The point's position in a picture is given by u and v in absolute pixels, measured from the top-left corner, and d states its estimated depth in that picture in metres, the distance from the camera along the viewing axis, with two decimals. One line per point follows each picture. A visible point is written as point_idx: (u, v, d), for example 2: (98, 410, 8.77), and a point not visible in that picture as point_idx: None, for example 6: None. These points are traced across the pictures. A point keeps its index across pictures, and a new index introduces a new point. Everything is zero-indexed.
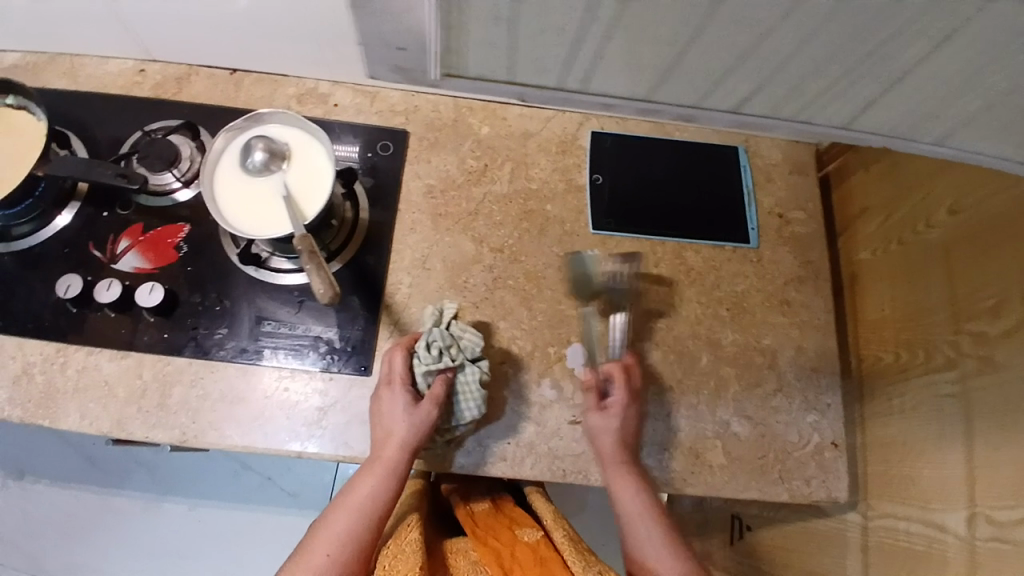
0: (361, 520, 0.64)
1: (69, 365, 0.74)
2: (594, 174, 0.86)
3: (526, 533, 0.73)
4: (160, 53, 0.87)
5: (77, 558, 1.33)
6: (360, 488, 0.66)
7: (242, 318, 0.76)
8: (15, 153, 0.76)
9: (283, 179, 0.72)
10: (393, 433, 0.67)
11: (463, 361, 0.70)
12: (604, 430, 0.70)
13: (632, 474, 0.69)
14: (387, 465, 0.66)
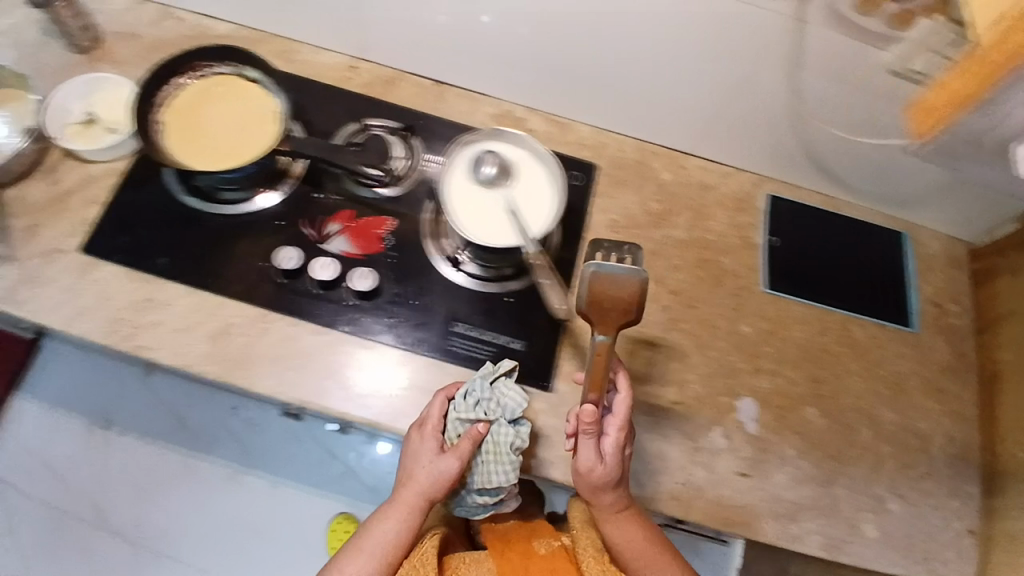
0: (390, 551, 0.76)
1: (270, 331, 0.78)
2: (771, 236, 0.89)
3: (543, 543, 0.83)
4: (377, 53, 0.92)
5: (149, 514, 1.32)
6: (381, 524, 0.76)
7: (437, 316, 0.80)
8: (250, 124, 0.80)
9: (508, 195, 0.76)
10: (411, 480, 0.74)
11: (498, 419, 0.72)
12: (602, 489, 0.71)
13: (632, 522, 0.75)
14: (410, 505, 0.75)
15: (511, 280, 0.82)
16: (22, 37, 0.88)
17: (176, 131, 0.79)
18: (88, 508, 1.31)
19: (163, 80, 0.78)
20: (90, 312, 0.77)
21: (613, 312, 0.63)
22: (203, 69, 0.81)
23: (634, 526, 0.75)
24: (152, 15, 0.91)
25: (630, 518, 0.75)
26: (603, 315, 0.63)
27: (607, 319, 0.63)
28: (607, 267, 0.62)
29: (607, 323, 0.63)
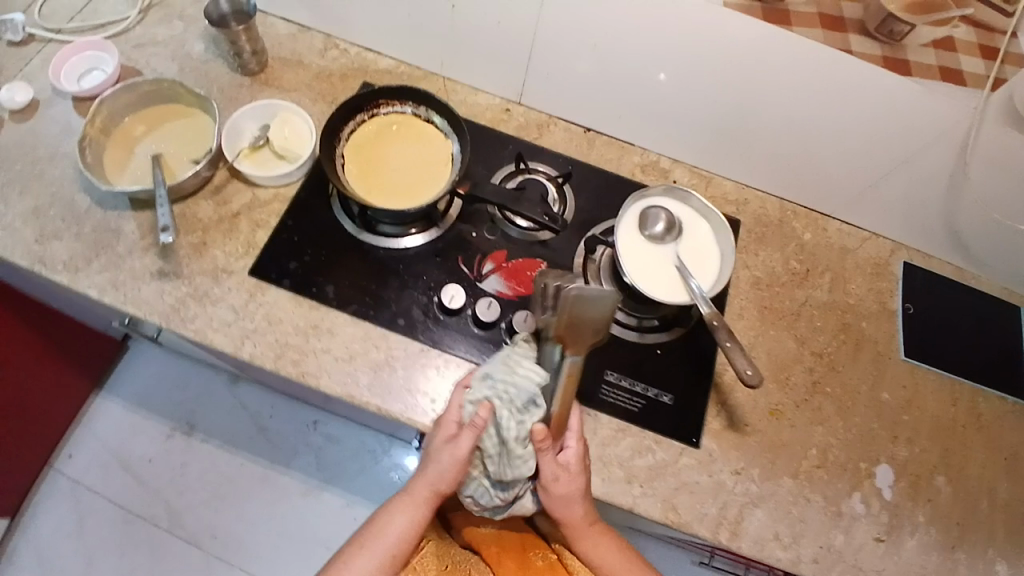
0: (390, 551, 0.73)
1: (428, 366, 0.79)
2: (905, 303, 0.92)
3: (539, 555, 0.78)
4: (534, 98, 0.95)
5: (224, 522, 1.30)
6: (398, 518, 0.73)
7: (587, 363, 0.80)
8: (422, 163, 0.83)
9: (678, 253, 0.77)
10: (428, 479, 0.72)
11: (506, 403, 0.66)
12: (571, 501, 0.72)
13: (597, 531, 0.76)
14: (422, 504, 0.72)
15: (658, 332, 0.82)
16: (188, 53, 0.93)
17: (353, 164, 0.82)
18: (161, 514, 1.29)
19: (347, 114, 0.82)
20: (258, 335, 0.79)
21: (581, 333, 0.60)
22: (382, 107, 0.84)
23: (597, 535, 0.76)
24: (319, 44, 0.97)
25: (598, 535, 0.76)
26: (576, 335, 0.61)
27: (582, 337, 0.61)
28: (585, 288, 0.58)
29: (577, 342, 0.61)
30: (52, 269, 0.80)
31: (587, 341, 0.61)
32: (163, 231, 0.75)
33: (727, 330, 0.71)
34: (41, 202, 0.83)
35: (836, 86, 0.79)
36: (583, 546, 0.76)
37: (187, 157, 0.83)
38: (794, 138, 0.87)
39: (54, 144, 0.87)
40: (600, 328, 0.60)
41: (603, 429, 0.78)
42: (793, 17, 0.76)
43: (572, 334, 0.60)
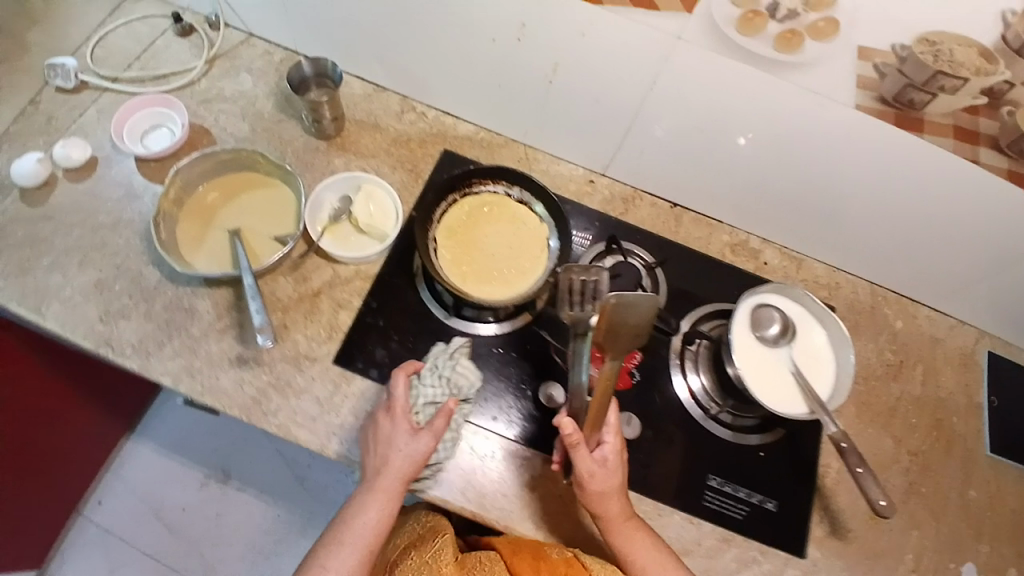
0: (362, 552, 0.64)
1: (523, 469, 0.74)
2: (990, 397, 0.89)
3: (556, 549, 0.67)
4: (622, 171, 0.90)
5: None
6: (366, 515, 0.65)
7: (689, 468, 0.77)
8: (518, 249, 0.78)
9: (793, 357, 0.74)
10: (401, 463, 0.66)
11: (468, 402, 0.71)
12: (605, 493, 0.67)
13: (631, 525, 0.68)
14: (392, 494, 0.66)
15: (755, 433, 0.80)
16: (259, 112, 0.87)
17: (446, 246, 0.77)
18: (192, 567, 1.23)
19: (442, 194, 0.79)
20: (345, 431, 0.73)
21: (618, 338, 0.64)
22: (478, 186, 0.81)
23: (631, 533, 0.68)
24: (395, 106, 0.91)
25: (631, 531, 0.68)
26: (614, 339, 0.64)
27: (620, 341, 0.64)
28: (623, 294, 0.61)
29: (615, 347, 0.64)
30: (120, 353, 0.73)
31: (625, 344, 0.64)
32: (261, 334, 0.71)
33: (858, 453, 0.68)
34: (105, 275, 0.77)
35: (947, 184, 0.73)
36: (619, 540, 0.67)
37: (271, 238, 0.77)
38: (893, 227, 0.82)
39: (117, 208, 0.80)
40: (640, 333, 0.63)
41: (707, 539, 0.75)
42: (925, 125, 0.68)
43: (611, 338, 0.64)
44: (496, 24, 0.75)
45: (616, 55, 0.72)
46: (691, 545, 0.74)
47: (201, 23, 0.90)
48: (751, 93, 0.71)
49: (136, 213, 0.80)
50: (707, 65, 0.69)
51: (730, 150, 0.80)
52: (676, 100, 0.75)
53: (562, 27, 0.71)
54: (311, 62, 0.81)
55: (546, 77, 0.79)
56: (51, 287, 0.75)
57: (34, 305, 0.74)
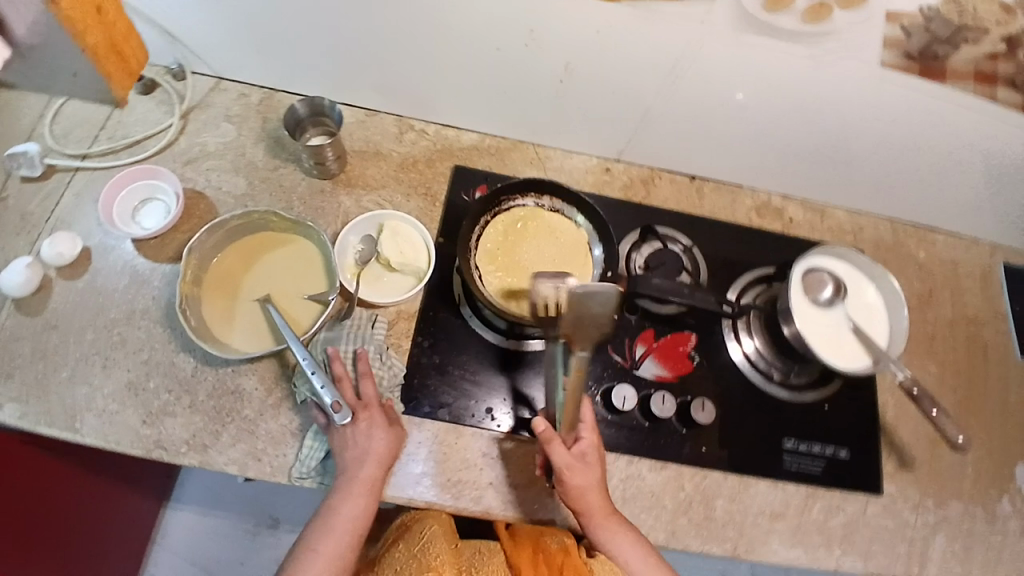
0: (342, 545, 0.63)
1: (612, 473, 0.75)
2: (1013, 305, 0.93)
3: (555, 539, 0.74)
4: (637, 154, 0.88)
5: None
6: (345, 509, 0.63)
7: (764, 436, 0.79)
8: (564, 259, 0.76)
9: (849, 314, 0.76)
10: (369, 453, 0.65)
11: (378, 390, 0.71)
12: (587, 488, 0.66)
13: (614, 519, 0.67)
14: (371, 487, 0.65)
15: (817, 388, 0.83)
16: (251, 162, 0.81)
17: (490, 270, 0.75)
18: None
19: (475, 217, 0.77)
20: (429, 479, 0.71)
21: (587, 328, 0.57)
22: (507, 202, 0.79)
23: (617, 527, 0.67)
24: (392, 128, 0.87)
25: (615, 523, 0.67)
26: (582, 332, 0.57)
27: (590, 333, 0.57)
28: (589, 285, 0.54)
29: (585, 339, 0.57)
30: (176, 454, 0.68)
31: (596, 334, 0.57)
32: (337, 413, 0.65)
33: (930, 397, 0.71)
34: (135, 373, 0.71)
35: (964, 118, 0.75)
36: (603, 533, 0.67)
37: (305, 297, 0.73)
38: (909, 166, 0.84)
39: (127, 299, 0.74)
40: (605, 323, 0.57)
41: (795, 499, 0.78)
42: (948, 74, 0.69)
43: (581, 330, 0.57)
44: (503, 32, 0.71)
45: (635, 49, 0.71)
46: (782, 509, 0.77)
47: (163, 75, 0.83)
48: (776, 66, 0.70)
49: (149, 299, 0.74)
50: (730, 43, 0.68)
51: (750, 120, 0.80)
52: (697, 80, 0.74)
53: (575, 27, 0.69)
54: (305, 102, 0.77)
55: (557, 76, 0.77)
56: (81, 400, 0.69)
57: (67, 423, 0.68)
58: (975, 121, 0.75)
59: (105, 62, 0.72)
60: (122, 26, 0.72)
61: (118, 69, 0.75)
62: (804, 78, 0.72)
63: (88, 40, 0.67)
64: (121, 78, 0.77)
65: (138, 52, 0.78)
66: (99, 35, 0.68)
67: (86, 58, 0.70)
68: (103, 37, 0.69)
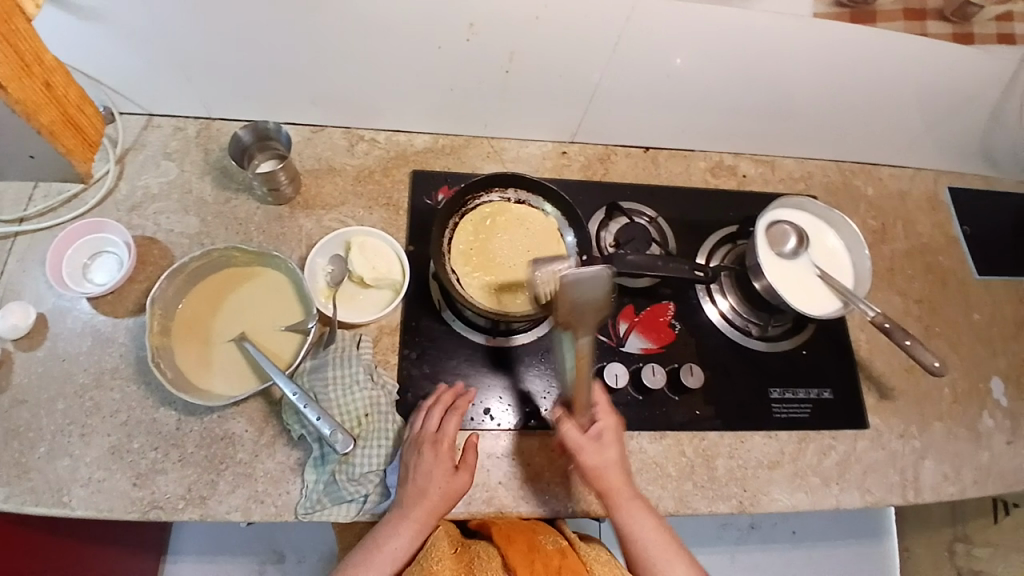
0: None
1: None
2: (962, 227, 0.98)
3: (549, 540, 0.65)
4: (590, 134, 0.89)
5: None
6: (397, 542, 0.64)
7: (752, 390, 0.82)
8: (538, 249, 0.76)
9: (814, 261, 0.79)
10: (429, 490, 0.65)
11: (378, 407, 0.70)
12: (605, 466, 0.68)
13: (635, 501, 0.68)
14: (428, 522, 0.65)
15: (794, 336, 0.86)
16: (200, 198, 0.78)
17: (467, 271, 0.75)
18: None
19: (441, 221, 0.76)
20: None
21: (584, 315, 0.63)
22: (472, 201, 0.78)
23: (638, 508, 0.68)
24: (341, 141, 0.85)
25: (635, 505, 0.68)
26: (580, 318, 0.64)
27: (588, 319, 0.64)
28: (581, 271, 0.61)
29: (582, 324, 0.64)
30: (174, 511, 0.67)
31: (592, 321, 0.64)
32: (338, 441, 0.64)
33: (900, 328, 0.74)
34: (117, 436, 0.69)
35: (898, 57, 0.77)
36: (621, 515, 0.67)
37: (282, 329, 0.71)
38: (850, 109, 0.87)
39: (94, 361, 0.71)
40: (603, 308, 0.62)
41: (788, 445, 0.81)
42: (877, 15, 0.72)
43: (577, 317, 0.63)
44: (442, 30, 0.70)
45: (575, 31, 0.70)
46: (778, 456, 0.80)
47: None
48: (713, 28, 0.71)
49: (117, 357, 0.71)
50: (668, 12, 0.69)
51: (695, 86, 0.81)
52: (641, 53, 0.75)
53: (513, 17, 0.68)
54: (249, 129, 0.74)
55: (503, 67, 0.76)
56: (65, 473, 0.66)
57: (53, 500, 0.65)
58: (907, 59, 0.78)
59: (64, 140, 0.61)
60: (74, 92, 0.60)
61: (73, 141, 0.62)
62: (744, 40, 0.73)
63: (41, 121, 0.56)
64: (82, 152, 0.65)
65: (92, 117, 0.65)
66: (51, 113, 0.57)
67: (43, 142, 0.59)
68: (55, 113, 0.58)
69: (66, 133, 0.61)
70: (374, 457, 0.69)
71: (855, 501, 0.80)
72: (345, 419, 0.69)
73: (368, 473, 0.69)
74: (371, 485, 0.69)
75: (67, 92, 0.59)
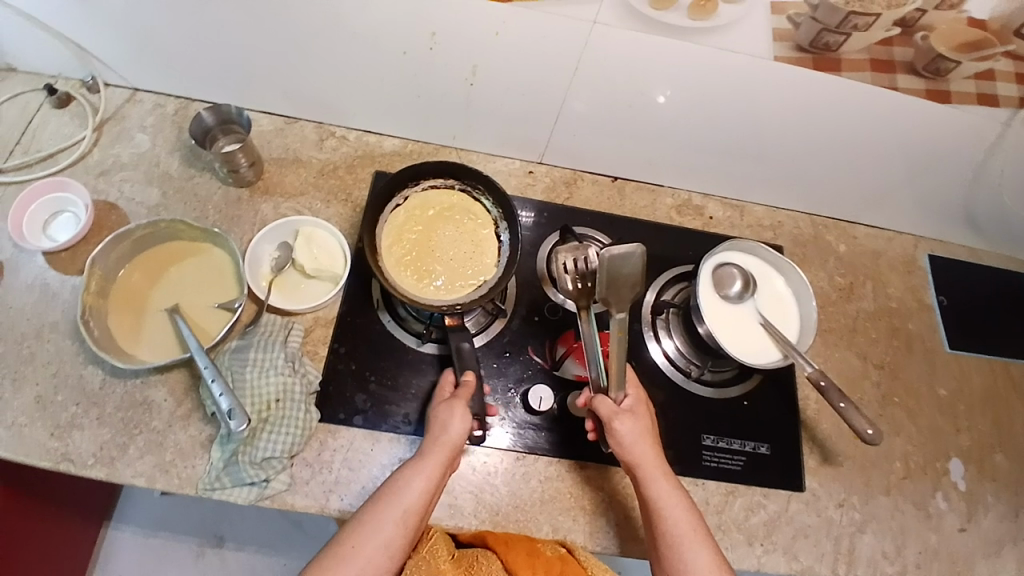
0: (402, 517, 0.60)
1: (531, 476, 0.75)
2: (937, 295, 0.94)
3: (548, 547, 0.71)
4: (559, 157, 0.90)
5: None
6: (411, 482, 0.61)
7: (685, 434, 0.80)
8: (467, 260, 0.77)
9: (759, 307, 0.77)
10: (446, 426, 0.64)
11: (293, 395, 0.70)
12: (637, 440, 0.66)
13: (665, 479, 0.66)
14: (444, 463, 0.62)
15: (739, 383, 0.84)
16: (166, 172, 0.81)
17: (396, 233, 0.77)
18: None
19: (415, 182, 0.79)
20: (344, 487, 0.70)
21: (620, 291, 0.70)
22: (461, 192, 0.81)
23: (668, 488, 0.65)
24: (312, 134, 0.87)
25: (662, 469, 0.66)
26: (617, 294, 0.70)
27: (623, 295, 0.70)
28: (613, 248, 0.69)
29: (618, 299, 0.70)
30: (83, 467, 0.68)
31: (626, 297, 0.70)
32: (233, 420, 0.64)
33: (837, 388, 0.71)
34: (43, 387, 0.70)
35: (870, 111, 0.75)
36: (649, 487, 0.65)
37: (213, 306, 0.73)
38: (823, 161, 0.85)
39: (37, 313, 0.73)
40: (637, 282, 0.70)
41: (714, 495, 0.78)
42: (843, 64, 0.69)
43: (615, 293, 0.70)
44: (406, 36, 0.71)
45: (537, 50, 0.71)
46: (702, 506, 0.77)
47: (78, 88, 0.83)
48: (676, 61, 0.71)
49: (58, 314, 0.74)
50: (629, 41, 0.69)
51: (662, 119, 0.81)
52: (603, 78, 0.75)
53: (474, 30, 0.70)
54: (212, 111, 0.77)
55: (466, 80, 0.77)
56: None
57: None
58: (876, 116, 0.76)
59: None
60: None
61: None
62: (706, 78, 0.73)
63: None
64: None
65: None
66: None
67: None
68: None
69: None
70: (280, 443, 0.68)
71: (779, 566, 0.76)
72: (254, 402, 0.69)
73: (272, 459, 0.68)
74: (273, 471, 0.68)
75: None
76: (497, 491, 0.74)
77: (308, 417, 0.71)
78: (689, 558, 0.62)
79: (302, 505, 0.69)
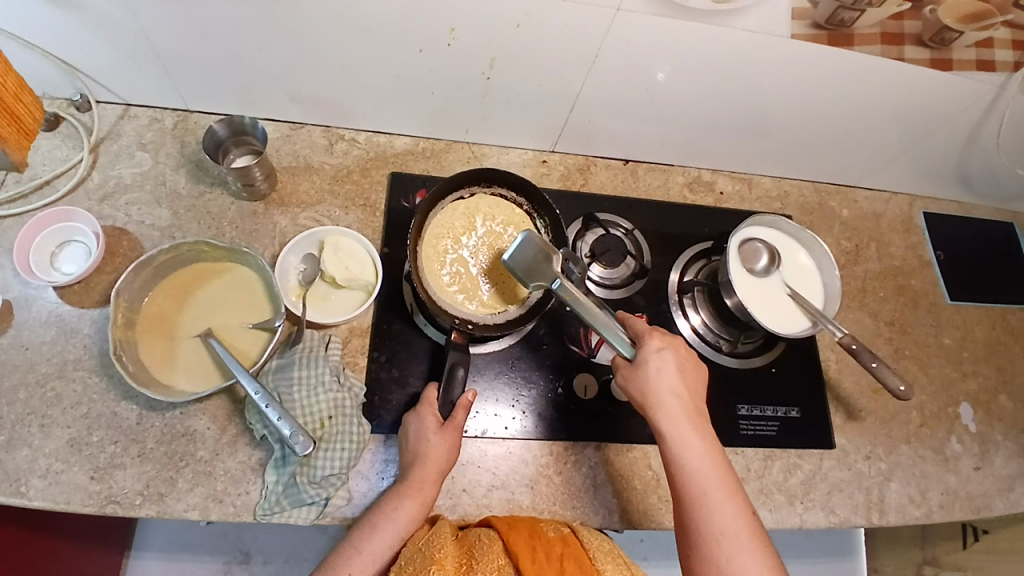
0: (404, 533, 0.64)
1: (582, 463, 0.77)
2: (936, 251, 0.99)
3: (551, 528, 0.67)
4: (571, 144, 0.90)
5: None
6: (405, 509, 0.64)
7: (721, 407, 0.83)
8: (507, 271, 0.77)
9: (785, 279, 0.80)
10: (431, 457, 0.66)
11: (344, 410, 0.70)
12: (652, 383, 0.65)
13: (687, 425, 0.64)
14: (435, 484, 0.66)
15: (766, 354, 0.87)
16: (174, 191, 0.78)
17: (447, 225, 0.77)
18: None
19: (489, 184, 0.79)
20: None
21: (540, 268, 0.68)
22: (526, 215, 0.79)
23: (688, 434, 0.63)
24: (321, 139, 0.84)
25: (682, 419, 0.64)
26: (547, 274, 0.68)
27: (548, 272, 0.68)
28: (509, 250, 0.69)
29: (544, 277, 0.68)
30: (131, 507, 0.65)
31: (550, 271, 0.67)
32: (298, 444, 0.63)
33: (867, 349, 0.76)
34: (76, 428, 0.67)
35: (877, 80, 0.78)
36: (673, 434, 0.63)
37: (247, 326, 0.70)
38: (828, 133, 0.88)
39: (57, 351, 0.70)
40: (539, 264, 0.68)
41: (754, 461, 0.81)
42: (855, 39, 0.71)
43: (536, 274, 0.68)
44: (423, 31, 0.69)
45: (557, 38, 0.71)
46: (743, 473, 0.80)
47: (65, 107, 0.79)
48: (693, 44, 0.71)
49: (81, 348, 0.70)
50: (651, 27, 0.69)
51: (678, 99, 0.81)
52: (622, 63, 0.75)
53: (493, 22, 0.68)
54: (224, 124, 0.75)
55: (483, 73, 0.76)
56: (23, 464, 0.65)
57: (10, 490, 0.64)
58: (882, 85, 0.78)
59: (18, 144, 0.74)
60: (12, 82, 0.70)
61: (11, 130, 0.72)
62: (721, 59, 0.74)
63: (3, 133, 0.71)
64: (16, 140, 0.73)
65: (33, 110, 0.75)
66: (7, 125, 0.71)
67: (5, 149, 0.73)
68: (12, 127, 0.72)
69: (15, 132, 0.73)
70: (336, 460, 0.68)
71: (819, 520, 0.80)
72: (308, 421, 0.68)
73: (330, 476, 0.68)
74: (333, 489, 0.68)
75: (4, 81, 0.68)
76: (552, 480, 0.75)
77: (361, 430, 0.70)
78: (709, 508, 0.60)
79: (358, 513, 0.69)
